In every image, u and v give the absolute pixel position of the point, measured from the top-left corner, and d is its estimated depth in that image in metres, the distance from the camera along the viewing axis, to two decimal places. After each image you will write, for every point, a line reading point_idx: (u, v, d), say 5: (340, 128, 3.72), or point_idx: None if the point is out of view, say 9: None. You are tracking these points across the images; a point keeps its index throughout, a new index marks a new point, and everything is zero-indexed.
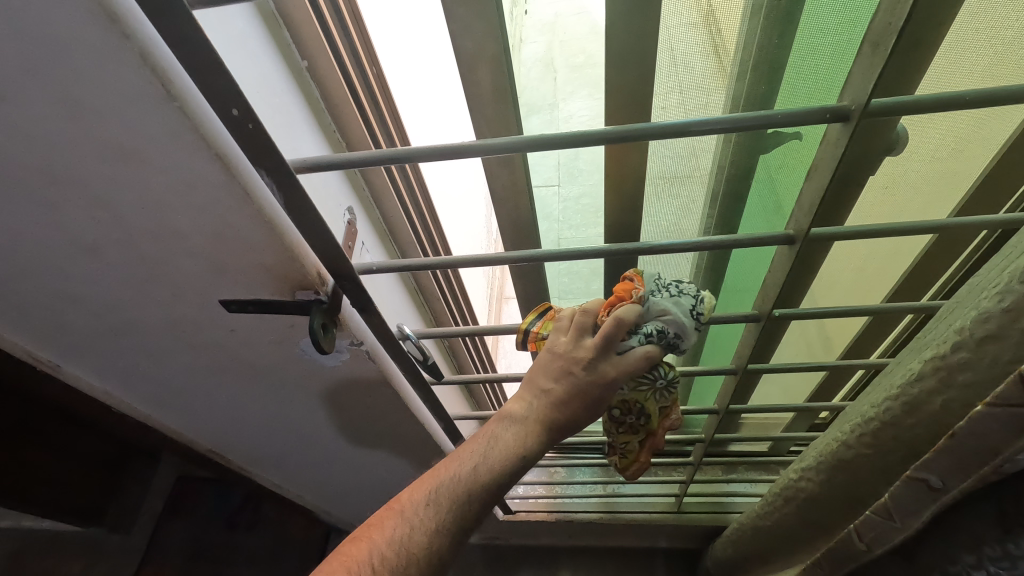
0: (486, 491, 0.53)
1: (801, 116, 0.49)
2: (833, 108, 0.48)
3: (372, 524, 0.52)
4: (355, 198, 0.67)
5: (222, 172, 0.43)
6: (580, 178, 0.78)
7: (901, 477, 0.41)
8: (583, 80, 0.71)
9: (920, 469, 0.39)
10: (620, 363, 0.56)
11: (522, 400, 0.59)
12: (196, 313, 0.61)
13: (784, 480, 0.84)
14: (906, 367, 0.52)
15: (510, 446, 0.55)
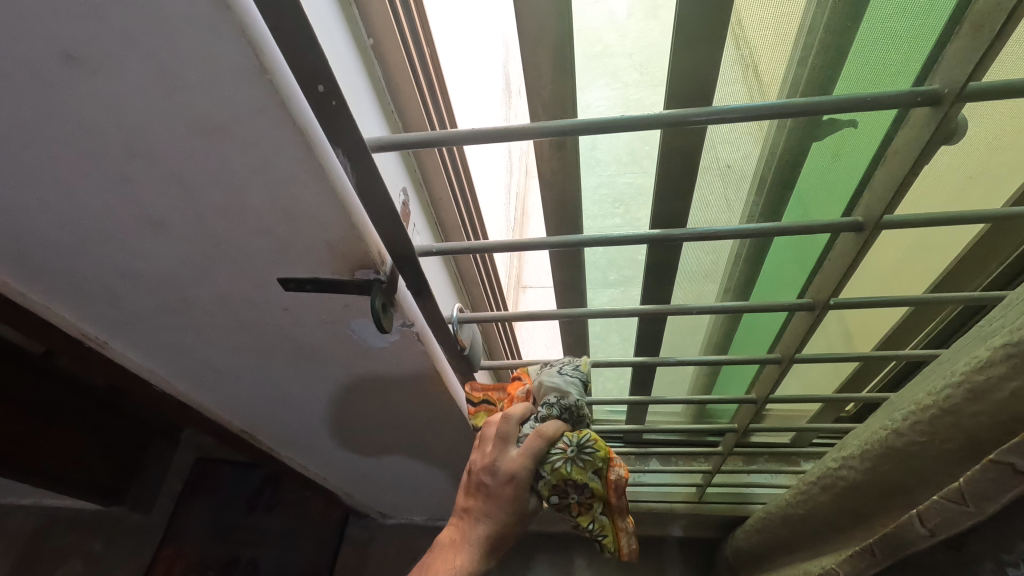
0: None
1: (890, 100, 0.49)
2: (923, 91, 0.48)
3: None
4: (408, 180, 0.67)
5: (300, 148, 0.43)
6: (596, 170, 0.77)
7: (984, 461, 0.42)
8: (600, 71, 0.68)
9: (1007, 452, 0.40)
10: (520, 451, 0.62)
11: (456, 528, 0.63)
12: (251, 291, 0.62)
13: (822, 468, 0.84)
14: (970, 355, 0.52)
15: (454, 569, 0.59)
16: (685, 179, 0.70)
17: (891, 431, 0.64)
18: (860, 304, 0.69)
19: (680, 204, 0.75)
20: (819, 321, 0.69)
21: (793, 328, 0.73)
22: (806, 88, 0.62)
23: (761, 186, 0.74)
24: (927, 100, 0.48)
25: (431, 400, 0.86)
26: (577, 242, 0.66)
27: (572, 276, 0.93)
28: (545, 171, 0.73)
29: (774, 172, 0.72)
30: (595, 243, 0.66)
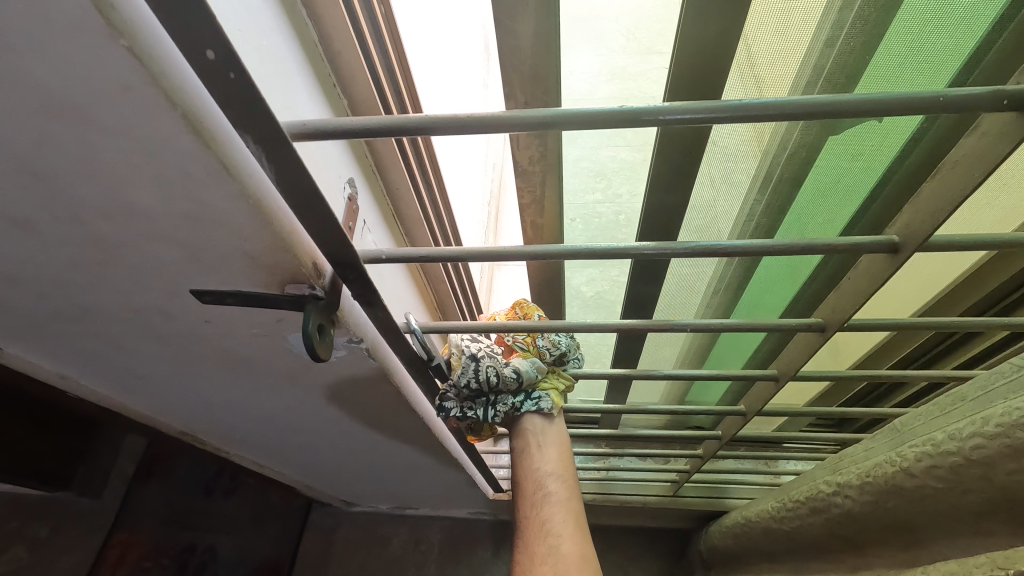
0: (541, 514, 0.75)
1: (959, 99, 0.37)
2: (1011, 91, 0.36)
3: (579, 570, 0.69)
4: (357, 169, 0.56)
5: (191, 141, 0.32)
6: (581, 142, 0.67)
7: None
8: (585, 35, 0.59)
9: None
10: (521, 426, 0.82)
11: (549, 475, 0.78)
12: (164, 302, 0.51)
13: (811, 488, 0.78)
14: (1005, 403, 0.45)
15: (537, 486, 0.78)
16: (684, 173, 0.61)
17: (900, 469, 0.57)
18: (874, 325, 0.61)
19: (672, 200, 0.65)
20: (829, 341, 0.60)
21: (798, 344, 0.65)
22: (833, 75, 0.52)
23: (766, 183, 0.65)
24: (1012, 103, 0.36)
25: (390, 408, 0.77)
26: (555, 256, 0.54)
27: (549, 274, 0.84)
28: (519, 162, 0.63)
29: (784, 168, 0.63)
30: (581, 253, 0.55)
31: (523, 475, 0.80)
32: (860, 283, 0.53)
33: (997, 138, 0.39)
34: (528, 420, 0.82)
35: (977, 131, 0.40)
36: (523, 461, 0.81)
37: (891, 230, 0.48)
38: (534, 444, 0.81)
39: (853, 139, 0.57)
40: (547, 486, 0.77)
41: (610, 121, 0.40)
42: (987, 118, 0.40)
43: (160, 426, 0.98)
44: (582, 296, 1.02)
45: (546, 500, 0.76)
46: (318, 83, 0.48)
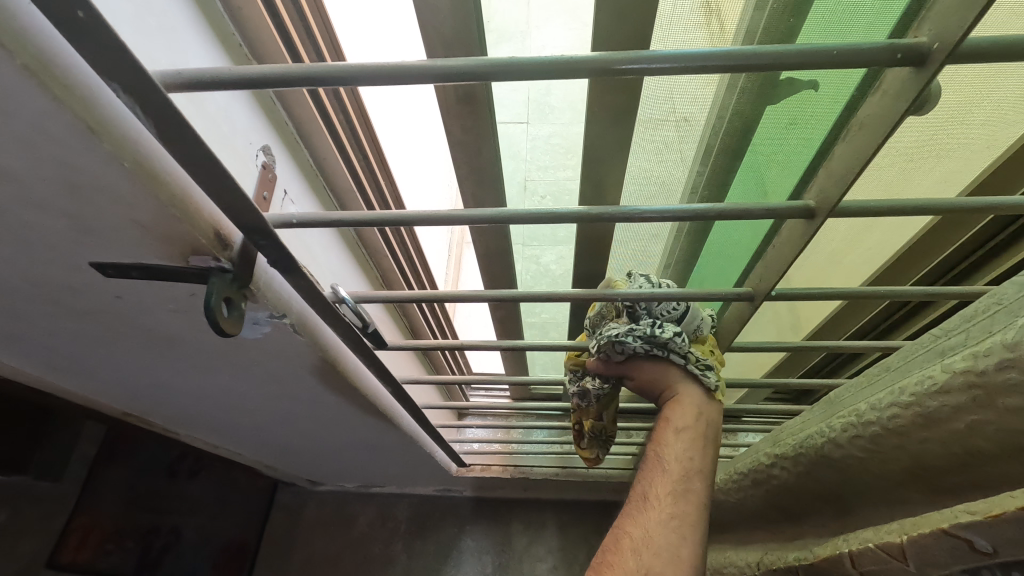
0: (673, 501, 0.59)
1: (858, 55, 0.36)
2: (904, 46, 0.35)
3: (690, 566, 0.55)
4: (274, 136, 0.54)
5: (37, 95, 0.29)
6: (552, 116, 0.68)
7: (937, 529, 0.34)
8: (559, 6, 0.58)
9: (967, 530, 0.32)
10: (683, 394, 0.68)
11: (691, 459, 0.63)
12: (66, 277, 0.49)
13: (753, 460, 0.79)
14: (921, 372, 0.45)
15: (675, 479, 0.61)
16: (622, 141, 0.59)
17: (828, 440, 0.57)
18: (807, 294, 0.61)
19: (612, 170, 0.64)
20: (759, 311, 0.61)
21: (734, 314, 0.66)
22: (764, 38, 0.51)
23: (707, 152, 0.64)
24: (907, 59, 0.35)
25: (330, 384, 0.76)
26: (490, 219, 0.53)
27: (497, 248, 0.82)
28: (451, 129, 0.61)
29: (722, 138, 0.62)
30: (514, 218, 0.54)
31: (660, 471, 0.62)
32: (783, 250, 0.53)
33: (898, 96, 0.39)
34: (692, 389, 0.68)
35: (879, 91, 0.41)
36: (668, 449, 0.64)
37: (811, 198, 0.48)
38: (683, 416, 0.66)
39: (788, 108, 0.56)
40: (687, 483, 0.60)
41: (518, 74, 0.38)
42: (891, 75, 0.40)
43: (102, 408, 0.95)
44: (549, 276, 0.99)
45: (681, 498, 0.59)
46: (209, 35, 0.45)
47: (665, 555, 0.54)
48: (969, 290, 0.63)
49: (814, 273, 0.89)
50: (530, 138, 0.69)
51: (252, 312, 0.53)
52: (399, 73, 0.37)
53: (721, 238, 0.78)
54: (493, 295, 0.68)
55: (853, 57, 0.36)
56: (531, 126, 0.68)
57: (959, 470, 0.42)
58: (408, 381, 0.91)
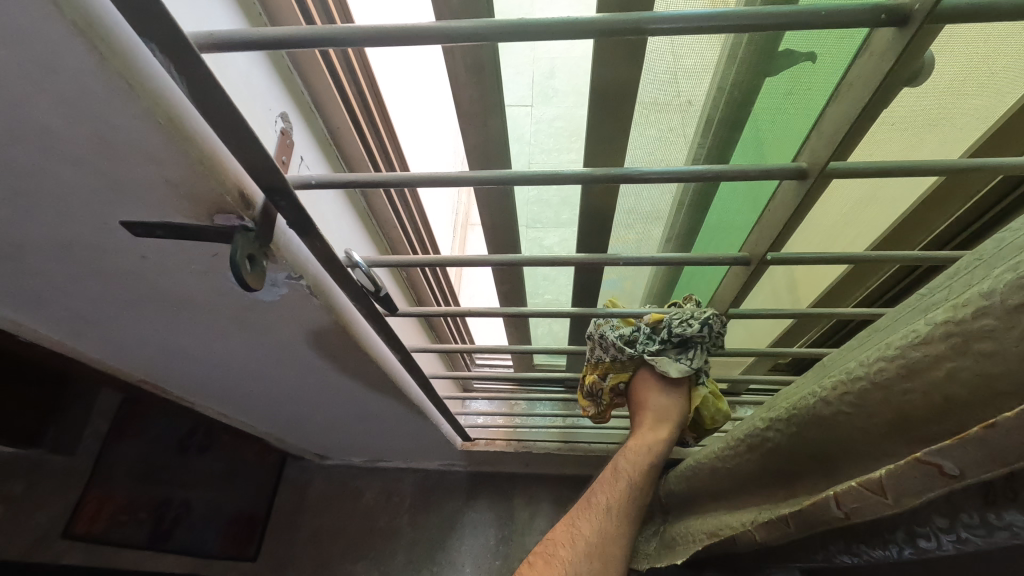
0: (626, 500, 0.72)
1: (845, 16, 0.38)
2: (889, 7, 0.37)
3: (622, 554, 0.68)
4: (291, 104, 0.56)
5: (83, 50, 0.32)
6: (555, 101, 0.67)
7: (909, 458, 0.36)
8: None
9: (934, 455, 0.34)
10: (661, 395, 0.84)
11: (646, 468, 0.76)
12: (95, 236, 0.51)
13: (750, 426, 0.82)
14: (907, 327, 0.47)
15: (631, 484, 0.73)
16: (624, 113, 0.61)
17: (819, 399, 0.60)
18: (803, 259, 0.64)
19: (615, 143, 0.66)
20: (757, 274, 0.64)
21: (732, 280, 0.68)
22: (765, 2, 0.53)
23: (707, 124, 0.66)
24: (892, 19, 0.38)
25: (341, 350, 0.79)
26: (498, 181, 0.55)
27: (502, 220, 0.84)
28: (459, 99, 0.62)
29: (722, 109, 0.64)
30: (522, 180, 0.56)
31: (620, 484, 0.73)
32: (780, 214, 0.56)
33: (884, 55, 0.40)
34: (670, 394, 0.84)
35: (867, 53, 0.43)
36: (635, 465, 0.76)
37: (803, 161, 0.51)
38: (656, 411, 0.82)
39: (786, 79, 0.58)
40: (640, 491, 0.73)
41: (527, 33, 0.41)
42: (878, 36, 0.42)
43: (120, 375, 0.99)
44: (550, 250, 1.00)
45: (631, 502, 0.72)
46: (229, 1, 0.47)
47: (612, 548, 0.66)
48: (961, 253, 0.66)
49: (810, 245, 0.91)
50: (535, 121, 0.70)
51: (271, 272, 0.56)
52: (414, 33, 0.39)
53: (722, 208, 0.80)
54: (500, 260, 0.71)
55: (842, 18, 0.38)
56: (535, 109, 0.68)
57: (936, 417, 0.45)
58: (416, 350, 0.93)
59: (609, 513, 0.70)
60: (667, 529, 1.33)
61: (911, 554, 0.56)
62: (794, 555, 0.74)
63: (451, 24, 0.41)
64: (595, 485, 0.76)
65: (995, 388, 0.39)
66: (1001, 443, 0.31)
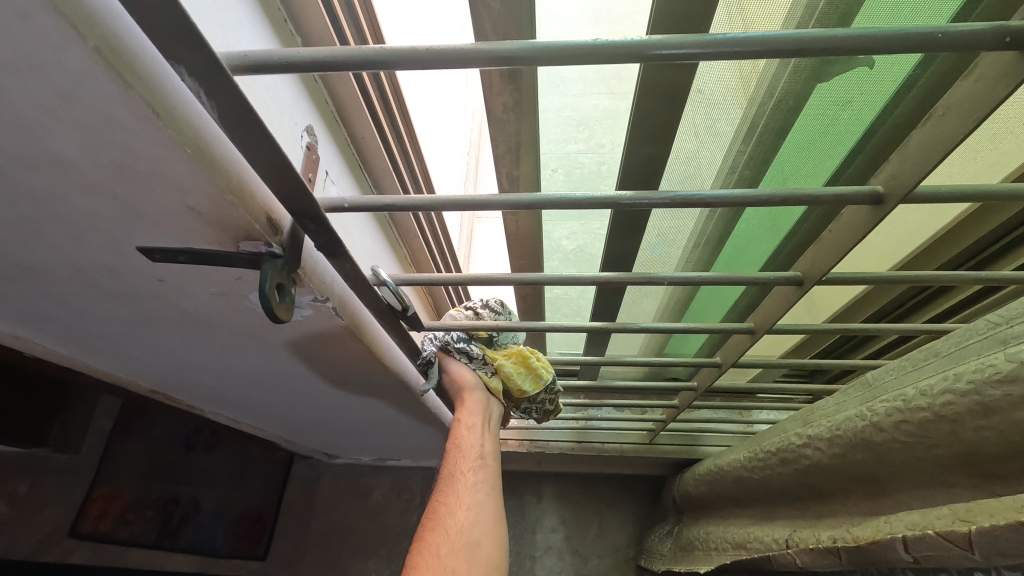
0: (478, 464, 0.77)
1: (962, 37, 0.35)
2: (1013, 28, 0.35)
3: (484, 503, 0.71)
4: (316, 115, 0.52)
5: (107, 78, 0.28)
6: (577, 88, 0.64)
7: (1013, 522, 0.37)
8: None
9: None
10: (465, 382, 0.88)
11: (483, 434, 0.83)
12: (110, 259, 0.47)
13: (782, 440, 0.80)
14: (981, 360, 0.44)
15: (477, 451, 0.80)
16: (668, 123, 0.58)
17: (869, 424, 0.58)
18: (850, 278, 0.61)
19: (657, 151, 0.62)
20: (803, 296, 0.62)
21: (775, 299, 0.66)
22: (825, 13, 0.48)
23: (751, 132, 0.62)
24: (1014, 43, 0.35)
25: (361, 365, 0.76)
26: (536, 205, 0.52)
27: (527, 227, 0.80)
28: (491, 108, 0.59)
29: (770, 117, 0.60)
30: (562, 203, 0.53)
31: (467, 462, 0.77)
32: (842, 236, 0.53)
33: (995, 81, 0.38)
34: (471, 382, 0.88)
35: (971, 75, 0.40)
36: (474, 436, 0.82)
37: (876, 183, 0.48)
38: (473, 403, 0.86)
39: (843, 85, 0.55)
40: (485, 456, 0.79)
41: (589, 57, 0.38)
42: (983, 61, 0.39)
43: (128, 385, 0.95)
44: (561, 251, 0.96)
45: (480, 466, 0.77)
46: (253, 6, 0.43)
47: (478, 505, 0.70)
48: (1013, 275, 0.63)
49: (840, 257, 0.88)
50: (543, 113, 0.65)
51: (297, 295, 0.52)
52: (464, 53, 0.36)
53: (755, 221, 0.77)
54: (526, 280, 0.67)
55: (955, 39, 0.35)
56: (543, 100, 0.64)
57: (1013, 456, 0.43)
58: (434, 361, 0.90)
59: (469, 475, 0.75)
60: (683, 532, 1.32)
61: None
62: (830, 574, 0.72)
63: (504, 48, 0.38)
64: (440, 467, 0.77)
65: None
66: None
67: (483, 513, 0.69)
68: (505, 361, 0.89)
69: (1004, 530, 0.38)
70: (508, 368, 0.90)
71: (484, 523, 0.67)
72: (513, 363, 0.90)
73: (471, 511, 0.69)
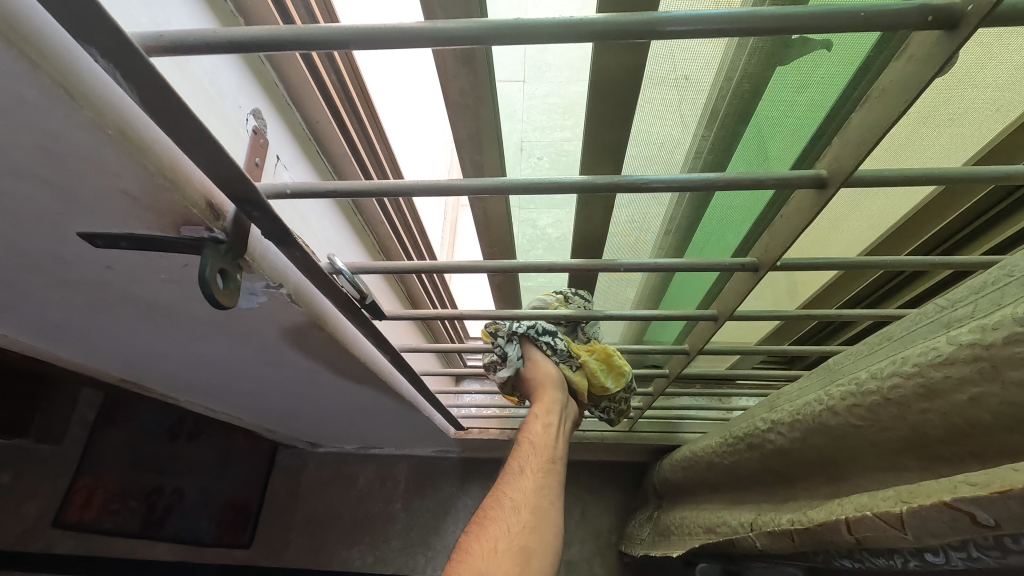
0: (545, 466, 0.76)
1: (884, 19, 0.35)
2: (935, 7, 0.34)
3: (547, 506, 0.69)
4: (265, 99, 0.51)
5: (9, 56, 0.28)
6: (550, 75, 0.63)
7: (939, 502, 0.36)
8: None
9: (967, 503, 0.35)
10: (546, 379, 0.92)
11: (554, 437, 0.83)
12: (54, 247, 0.47)
13: (750, 425, 0.80)
14: (927, 343, 0.44)
15: (545, 453, 0.79)
16: (626, 105, 0.57)
17: (825, 408, 0.58)
18: (812, 263, 0.61)
19: (616, 135, 0.61)
20: (761, 280, 0.62)
21: (734, 284, 0.66)
22: None
23: (712, 118, 0.62)
24: (937, 22, 0.34)
25: (327, 353, 0.75)
26: (488, 189, 0.51)
27: (496, 212, 0.79)
28: (448, 92, 0.58)
29: (729, 101, 0.60)
30: (518, 188, 0.52)
31: (532, 462, 0.76)
32: (792, 220, 0.53)
33: (922, 62, 0.38)
34: (554, 379, 0.92)
35: (904, 55, 0.39)
36: (543, 437, 0.82)
37: (822, 168, 0.48)
38: (548, 404, 0.88)
39: (800, 69, 0.54)
40: (553, 460, 0.78)
41: (537, 36, 0.37)
42: (914, 41, 0.39)
43: (99, 375, 0.95)
44: (546, 240, 0.95)
45: (548, 469, 0.76)
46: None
47: (539, 506, 0.68)
48: (974, 260, 0.62)
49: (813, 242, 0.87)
50: (526, 98, 0.65)
51: (248, 282, 0.52)
52: (397, 33, 0.35)
53: (723, 207, 0.76)
54: (489, 267, 0.67)
55: (878, 19, 0.35)
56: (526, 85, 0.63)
57: (955, 439, 0.43)
58: (406, 348, 0.89)
59: (533, 475, 0.74)
60: (661, 518, 1.33)
61: (916, 566, 0.54)
62: (795, 558, 0.73)
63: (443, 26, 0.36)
64: (513, 462, 0.78)
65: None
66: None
67: (542, 513, 0.67)
68: (592, 359, 0.96)
69: (930, 509, 0.37)
70: (594, 364, 0.96)
71: (540, 523, 0.65)
72: (599, 359, 0.97)
73: (529, 509, 0.67)
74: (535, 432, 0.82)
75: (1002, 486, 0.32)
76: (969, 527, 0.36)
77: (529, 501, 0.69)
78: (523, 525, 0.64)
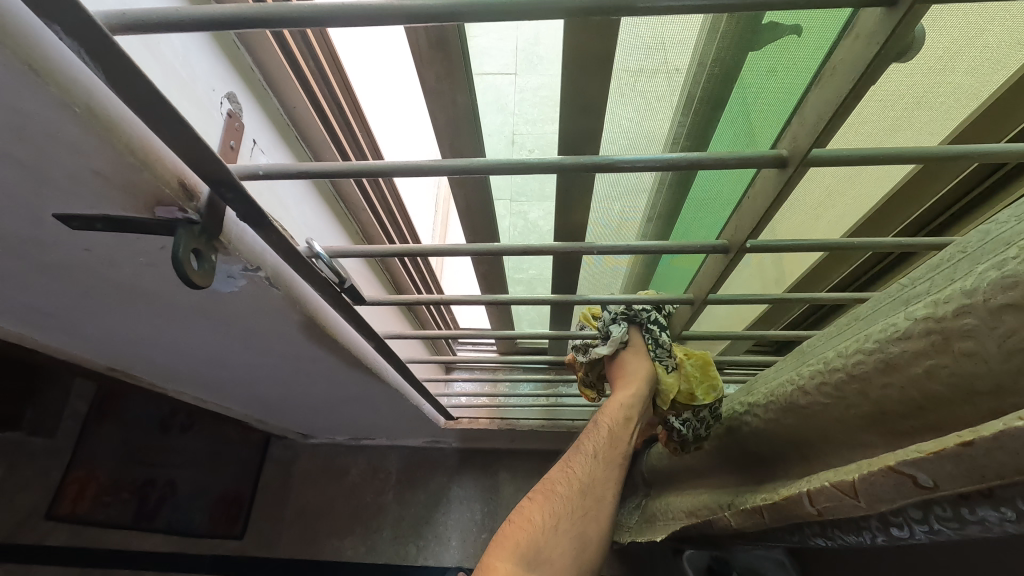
0: (616, 454, 0.73)
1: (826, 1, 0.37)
2: None
3: (605, 496, 0.69)
4: (240, 84, 0.52)
5: None
6: (540, 68, 0.64)
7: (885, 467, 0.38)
8: None
9: (910, 466, 0.36)
10: (637, 363, 0.83)
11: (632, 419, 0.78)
12: (30, 230, 0.48)
13: (729, 409, 0.81)
14: (887, 320, 0.46)
15: (618, 437, 0.75)
16: (598, 91, 0.58)
17: (796, 387, 0.59)
18: (788, 247, 0.62)
19: (591, 122, 0.62)
20: (733, 263, 0.63)
21: (708, 268, 0.67)
22: None
23: (687, 103, 0.63)
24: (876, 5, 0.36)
25: (310, 338, 0.76)
26: (462, 169, 0.51)
27: (478, 202, 0.79)
28: (424, 76, 0.59)
29: (701, 88, 0.60)
30: (496, 169, 0.52)
31: (603, 446, 0.74)
32: (760, 199, 0.55)
33: (867, 41, 0.40)
34: (646, 366, 0.83)
35: (852, 36, 0.42)
36: (620, 419, 0.77)
37: (784, 149, 0.51)
38: (632, 386, 0.81)
39: (771, 54, 0.55)
40: (625, 444, 0.75)
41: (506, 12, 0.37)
42: (862, 22, 0.41)
43: (86, 364, 0.96)
44: (538, 231, 0.96)
45: (619, 454, 0.74)
46: None
47: (600, 498, 0.68)
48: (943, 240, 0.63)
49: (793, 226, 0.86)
50: (519, 92, 0.65)
51: (225, 265, 0.52)
52: (363, 12, 0.36)
53: (702, 195, 0.78)
54: (468, 250, 0.67)
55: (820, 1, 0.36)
56: (520, 78, 0.64)
57: (912, 412, 0.44)
58: (390, 335, 0.90)
59: (603, 462, 0.72)
60: (648, 504, 1.34)
61: (884, 541, 0.55)
62: (770, 537, 0.74)
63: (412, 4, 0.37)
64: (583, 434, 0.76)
65: (976, 387, 0.37)
66: (978, 460, 0.32)
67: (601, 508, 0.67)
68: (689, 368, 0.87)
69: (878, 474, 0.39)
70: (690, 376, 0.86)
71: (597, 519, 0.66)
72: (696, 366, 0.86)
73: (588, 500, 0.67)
74: (614, 411, 0.77)
75: (941, 446, 0.34)
76: (915, 490, 0.37)
77: (596, 488, 0.69)
78: (581, 521, 0.65)
